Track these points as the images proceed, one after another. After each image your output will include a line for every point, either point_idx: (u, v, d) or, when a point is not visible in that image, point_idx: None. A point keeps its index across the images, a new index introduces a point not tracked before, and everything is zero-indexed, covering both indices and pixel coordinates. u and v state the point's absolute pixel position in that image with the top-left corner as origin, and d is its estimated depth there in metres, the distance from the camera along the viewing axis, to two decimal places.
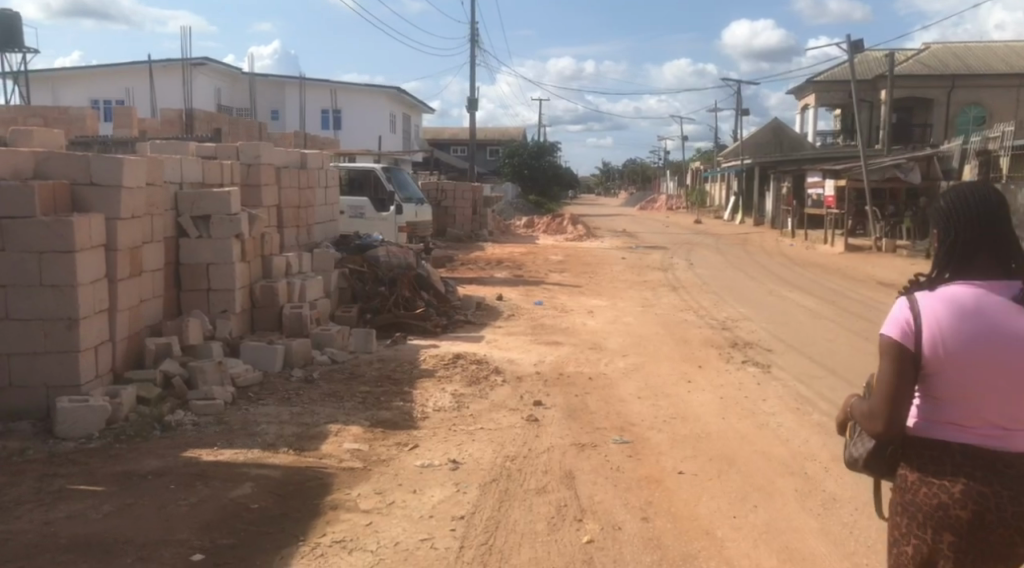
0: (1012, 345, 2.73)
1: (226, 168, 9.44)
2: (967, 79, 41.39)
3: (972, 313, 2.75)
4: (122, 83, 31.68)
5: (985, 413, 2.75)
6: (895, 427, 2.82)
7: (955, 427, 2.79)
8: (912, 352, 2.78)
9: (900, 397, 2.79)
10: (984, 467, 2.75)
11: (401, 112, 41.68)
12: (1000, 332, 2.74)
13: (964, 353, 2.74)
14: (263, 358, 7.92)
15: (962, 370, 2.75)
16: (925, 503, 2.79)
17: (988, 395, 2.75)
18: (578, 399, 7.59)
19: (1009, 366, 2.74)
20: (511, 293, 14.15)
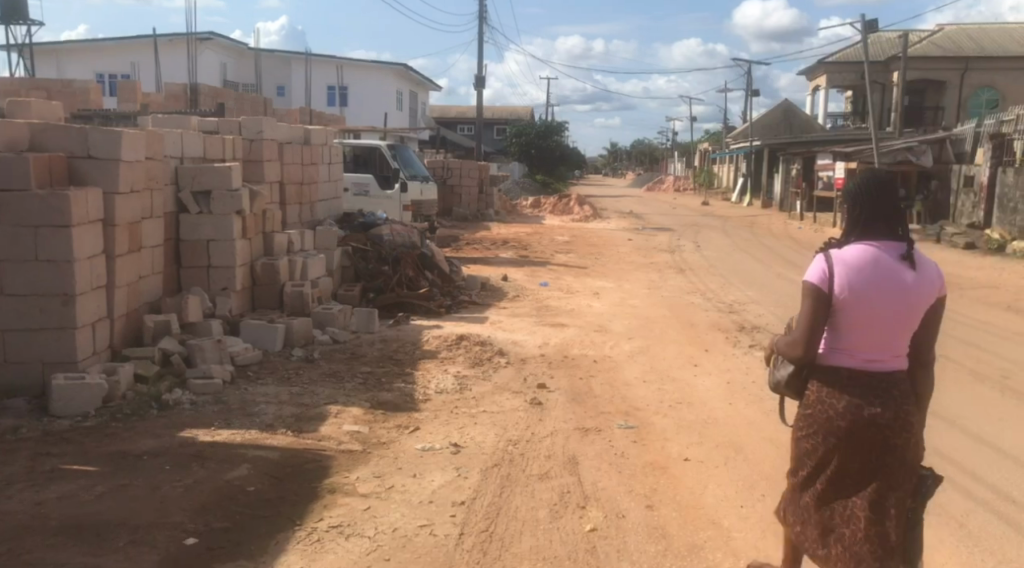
0: (896, 294, 3.38)
1: (227, 143, 9.30)
2: (982, 61, 41.00)
3: (869, 266, 3.38)
4: (127, 57, 31.47)
5: (871, 346, 3.39)
6: (808, 353, 3.43)
7: (851, 354, 3.41)
8: (824, 294, 3.39)
9: (813, 329, 3.40)
10: (869, 383, 3.40)
11: (407, 90, 41.42)
12: (889, 284, 3.38)
13: (862, 297, 3.38)
14: (264, 337, 7.82)
15: (858, 310, 3.38)
16: (822, 413, 3.43)
17: (876, 332, 3.39)
18: (582, 382, 7.47)
19: (893, 310, 3.38)
20: (516, 274, 14.02)
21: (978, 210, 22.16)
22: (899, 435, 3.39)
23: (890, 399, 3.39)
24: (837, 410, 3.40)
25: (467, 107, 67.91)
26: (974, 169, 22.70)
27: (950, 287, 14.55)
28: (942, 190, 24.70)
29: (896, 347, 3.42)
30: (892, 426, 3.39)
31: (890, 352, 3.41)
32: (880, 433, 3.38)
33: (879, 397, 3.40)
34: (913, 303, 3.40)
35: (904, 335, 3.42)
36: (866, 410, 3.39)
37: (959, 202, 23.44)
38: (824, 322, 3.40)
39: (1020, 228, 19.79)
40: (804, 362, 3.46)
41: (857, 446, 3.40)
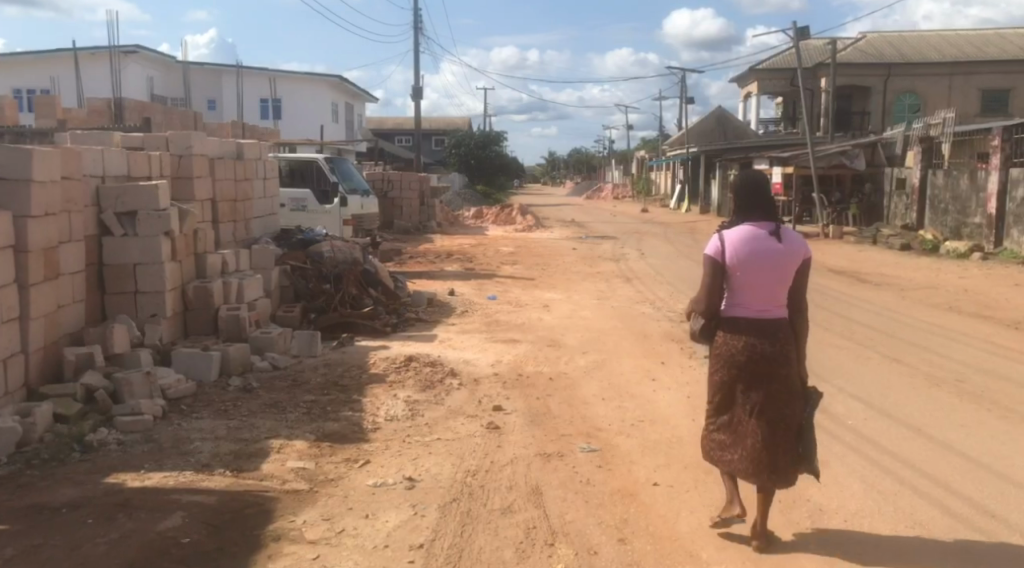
0: (771, 261, 4.44)
1: (154, 160, 8.76)
2: (903, 67, 41.79)
3: (749, 242, 4.47)
4: (47, 71, 30.37)
5: (758, 301, 4.45)
6: (710, 310, 4.53)
7: (742, 308, 4.48)
8: (718, 266, 4.47)
9: (710, 294, 4.50)
10: (757, 328, 4.46)
11: (343, 102, 40.85)
12: (764, 253, 4.45)
13: (745, 266, 4.45)
14: (198, 366, 7.31)
15: (743, 275, 4.45)
16: (725, 356, 4.51)
17: (759, 289, 4.45)
18: (539, 402, 7.09)
19: (770, 270, 4.44)
20: (462, 288, 13.62)
21: (911, 211, 22.40)
22: (781, 369, 4.45)
23: (775, 339, 4.46)
24: (732, 351, 4.49)
25: (405, 119, 67.40)
26: (905, 171, 22.96)
27: (893, 289, 14.54)
28: (876, 193, 24.95)
29: (777, 299, 4.47)
30: (778, 362, 4.45)
31: (772, 303, 4.46)
32: (768, 366, 4.43)
33: (766, 339, 4.46)
34: (787, 266, 4.46)
35: (783, 290, 4.48)
36: (757, 349, 4.45)
37: (893, 204, 23.65)
38: (721, 286, 4.48)
39: (952, 228, 20.02)
40: (709, 318, 4.55)
41: (752, 379, 4.46)
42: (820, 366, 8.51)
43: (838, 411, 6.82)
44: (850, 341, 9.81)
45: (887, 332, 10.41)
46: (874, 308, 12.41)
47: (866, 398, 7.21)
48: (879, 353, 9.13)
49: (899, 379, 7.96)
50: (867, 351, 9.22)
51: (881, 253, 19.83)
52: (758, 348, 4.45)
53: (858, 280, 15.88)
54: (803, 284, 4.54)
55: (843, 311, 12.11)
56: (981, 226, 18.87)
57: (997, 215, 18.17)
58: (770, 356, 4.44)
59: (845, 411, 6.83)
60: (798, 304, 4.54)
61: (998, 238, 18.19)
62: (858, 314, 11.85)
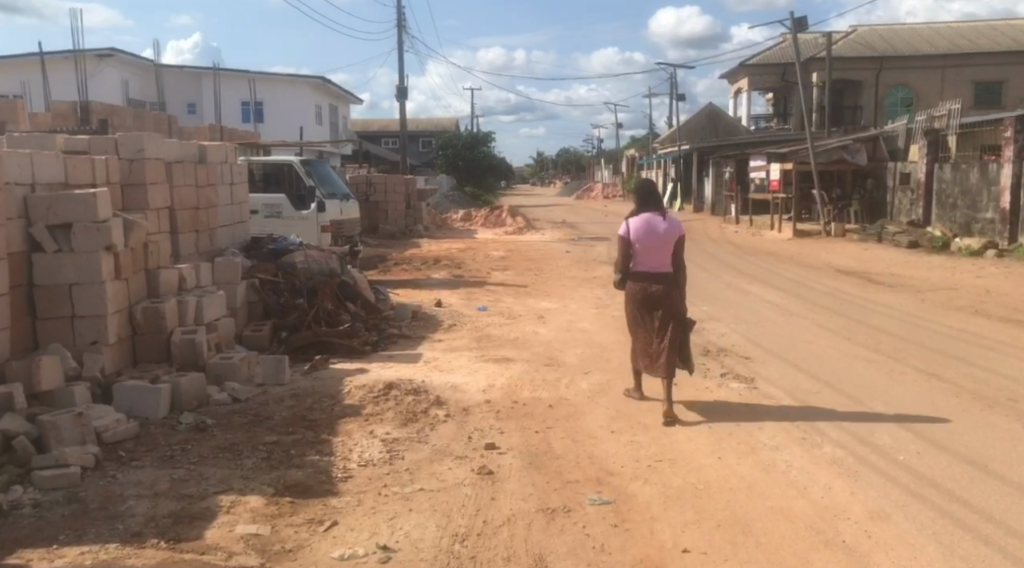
0: (659, 235, 6.52)
1: (97, 165, 7.78)
2: (895, 61, 41.02)
3: (644, 224, 6.56)
4: (18, 77, 29.26)
5: (651, 262, 6.52)
6: (622, 268, 6.65)
7: (643, 266, 6.57)
8: (626, 239, 6.59)
9: (621, 257, 6.61)
10: (652, 281, 6.55)
11: (327, 104, 39.79)
12: (655, 231, 6.54)
13: (643, 238, 6.55)
14: (144, 402, 6.33)
15: (640, 245, 6.55)
16: (632, 298, 6.63)
17: (650, 254, 6.54)
18: (538, 437, 6.13)
19: (659, 241, 6.53)
20: (450, 298, 12.65)
21: (916, 207, 21.51)
22: (665, 305, 6.56)
23: (662, 287, 6.54)
24: (637, 295, 6.59)
25: (390, 120, 66.41)
26: (909, 166, 22.06)
27: (908, 290, 13.63)
28: (879, 188, 24.03)
29: (663, 260, 6.55)
30: (665, 300, 6.55)
31: (661, 263, 6.54)
32: (658, 304, 6.56)
33: (659, 286, 6.55)
34: (670, 239, 6.53)
35: (668, 255, 6.55)
36: (651, 293, 6.54)
37: (896, 200, 22.77)
38: (627, 253, 6.59)
39: (962, 224, 19.12)
40: (623, 273, 6.66)
41: (648, 312, 6.59)
42: (852, 385, 7.54)
43: (884, 443, 5.86)
44: (876, 353, 8.85)
45: (915, 341, 9.46)
46: (892, 313, 11.49)
47: (913, 426, 6.24)
48: (913, 368, 8.15)
49: (942, 400, 7.02)
50: (898, 365, 8.28)
51: (888, 251, 18.91)
52: (653, 292, 6.54)
53: (869, 281, 14.96)
54: (684, 251, 6.61)
55: (862, 317, 11.14)
56: (993, 222, 17.98)
57: (1011, 211, 17.28)
58: (662, 297, 6.55)
59: (893, 442, 5.87)
60: (680, 265, 6.60)
61: (1011, 235, 17.33)
62: (878, 320, 10.92)
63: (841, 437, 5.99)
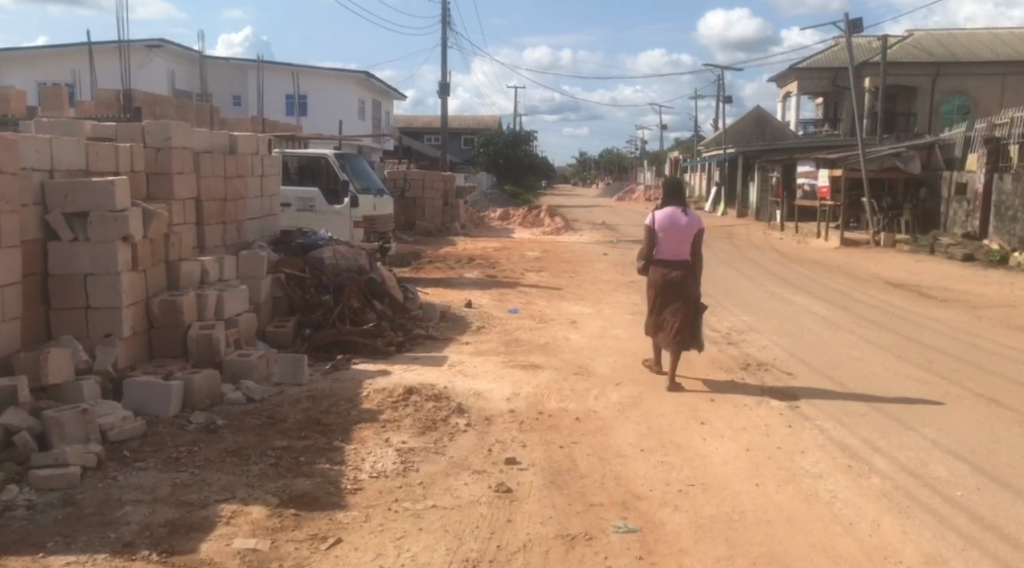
0: (679, 226, 7.48)
1: (120, 152, 7.57)
2: (952, 67, 39.97)
3: (668, 216, 7.51)
4: (67, 66, 29.48)
5: (672, 250, 7.45)
6: (646, 256, 7.59)
7: (663, 253, 7.51)
8: (650, 229, 7.54)
9: (647, 245, 7.57)
10: (671, 265, 7.48)
11: (370, 98, 39.69)
12: (677, 223, 7.49)
13: (665, 229, 7.50)
14: (154, 399, 6.10)
15: (663, 235, 7.50)
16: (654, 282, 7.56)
17: (670, 242, 7.49)
18: (563, 453, 5.80)
19: (679, 231, 7.48)
20: (482, 298, 12.33)
21: (972, 219, 20.78)
22: (680, 289, 7.49)
23: (678, 272, 7.47)
24: (659, 278, 7.51)
25: (433, 116, 66.27)
26: (967, 175, 21.32)
27: (962, 306, 13.07)
28: (932, 198, 23.28)
29: (682, 248, 7.48)
30: (681, 284, 7.48)
31: (679, 251, 7.48)
32: (674, 288, 7.49)
33: (676, 271, 7.47)
34: (690, 232, 7.47)
35: (685, 244, 7.48)
36: (670, 277, 7.47)
37: (951, 211, 22.06)
38: (652, 242, 7.55)
39: (1020, 237, 18.40)
40: (647, 260, 7.60)
41: (666, 293, 7.52)
42: (902, 407, 7.12)
43: (937, 476, 5.47)
44: (928, 373, 8.40)
45: (970, 362, 8.98)
46: (946, 330, 10.97)
47: (969, 458, 5.83)
48: (968, 391, 7.70)
49: (1001, 429, 6.57)
50: (953, 387, 7.82)
51: (940, 264, 18.25)
52: (672, 277, 7.47)
53: (920, 295, 14.38)
54: (701, 243, 7.53)
55: (913, 334, 10.65)
56: None
57: None
58: (678, 281, 7.48)
59: (948, 476, 5.48)
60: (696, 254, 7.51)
61: None
62: (931, 337, 10.42)
63: (890, 468, 5.60)
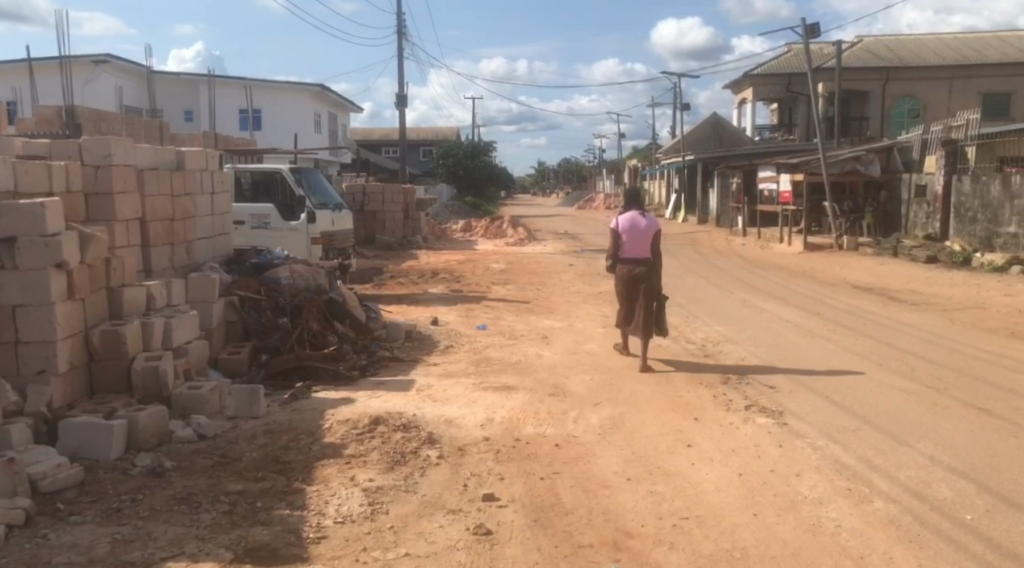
0: (640, 230, 8.37)
1: (54, 171, 7.01)
2: (901, 71, 40.27)
3: (631, 220, 8.38)
4: (10, 83, 28.59)
5: (634, 251, 8.34)
6: (613, 255, 8.49)
7: (628, 253, 8.40)
8: (616, 234, 8.42)
9: (612, 248, 8.46)
10: (635, 264, 8.38)
11: (326, 111, 39.07)
12: (639, 225, 8.37)
13: (628, 233, 8.39)
14: (94, 442, 5.55)
15: (626, 237, 8.38)
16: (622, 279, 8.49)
17: (633, 243, 8.38)
18: (543, 486, 5.35)
19: (640, 235, 8.36)
20: (447, 315, 11.85)
21: (933, 220, 20.70)
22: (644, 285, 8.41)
23: (641, 270, 8.39)
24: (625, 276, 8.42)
25: (391, 129, 65.73)
26: (926, 178, 21.26)
27: (933, 310, 12.84)
28: (893, 201, 23.21)
29: (644, 248, 8.37)
30: (644, 280, 8.43)
31: (642, 251, 8.37)
32: (639, 285, 8.42)
33: (640, 269, 8.39)
34: (650, 233, 8.35)
35: (646, 245, 8.37)
36: (635, 274, 8.40)
37: (911, 214, 22.00)
38: (617, 244, 8.44)
39: (982, 238, 18.31)
40: (614, 259, 8.49)
41: (633, 289, 8.45)
42: (892, 420, 6.74)
43: (943, 498, 5.08)
44: (912, 382, 8.04)
45: (953, 368, 8.65)
46: (923, 335, 10.69)
47: (973, 476, 5.45)
48: (957, 401, 7.34)
49: (998, 440, 6.23)
50: (942, 397, 7.47)
51: (904, 266, 18.11)
52: (637, 274, 8.39)
53: (890, 299, 14.14)
54: (661, 241, 8.45)
55: (890, 340, 10.34)
56: (1016, 236, 17.23)
57: None
58: (642, 278, 8.41)
59: (955, 498, 5.08)
60: (656, 253, 8.41)
61: None
62: (909, 343, 10.12)
63: (892, 490, 5.21)
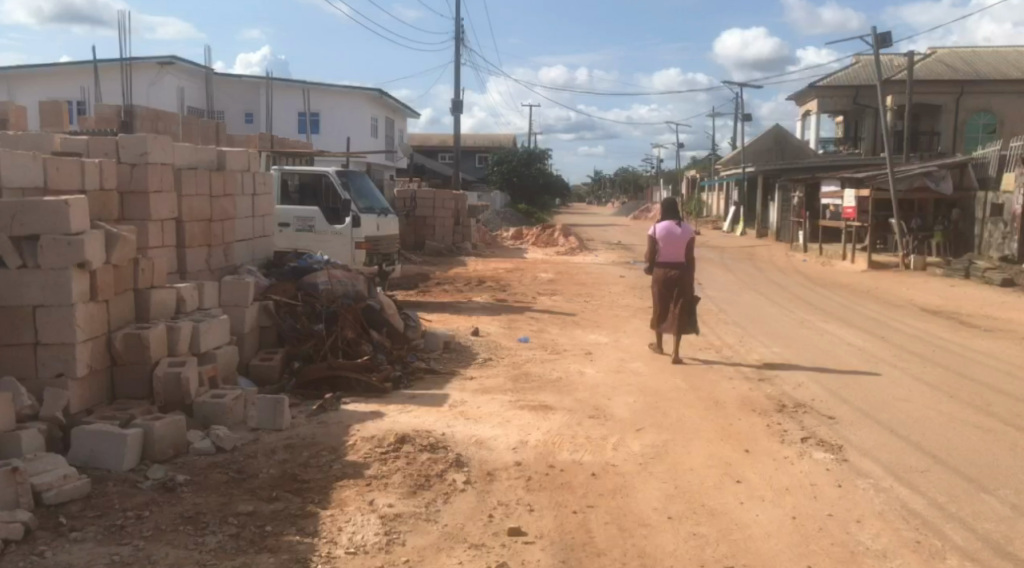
0: (673, 237, 9.23)
1: (88, 168, 6.82)
2: (976, 85, 38.99)
3: (667, 228, 9.27)
4: (76, 83, 29.00)
5: (669, 255, 9.21)
6: (650, 259, 9.37)
7: (663, 257, 9.28)
8: (652, 239, 9.29)
9: (649, 253, 9.33)
10: (670, 267, 9.25)
11: (384, 117, 39.09)
12: (674, 232, 9.25)
13: (663, 239, 9.26)
14: (105, 451, 5.30)
15: (662, 243, 9.25)
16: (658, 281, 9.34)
17: (666, 249, 9.25)
18: (577, 522, 4.98)
19: (674, 241, 9.23)
20: (489, 326, 11.51)
21: (1009, 241, 19.81)
22: (677, 287, 9.27)
23: (674, 274, 9.24)
24: (661, 278, 9.29)
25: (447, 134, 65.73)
26: (1004, 196, 20.34)
27: (1010, 337, 12.15)
28: (965, 220, 22.32)
29: (678, 253, 9.23)
30: (677, 283, 9.27)
31: (676, 256, 9.23)
32: (673, 287, 9.26)
33: (675, 272, 9.23)
34: (684, 240, 9.21)
35: (679, 251, 9.22)
36: (670, 277, 9.25)
37: (986, 233, 21.12)
38: (654, 249, 9.31)
39: None
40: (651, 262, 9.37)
41: (667, 290, 9.31)
42: (966, 461, 6.23)
43: None
44: (987, 417, 7.49)
45: None
46: (999, 364, 10.07)
47: None
48: None
49: None
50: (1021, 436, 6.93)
51: (977, 289, 17.32)
52: (671, 276, 9.25)
53: (962, 323, 13.46)
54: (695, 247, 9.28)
55: (962, 369, 9.73)
56: None
57: None
58: (677, 279, 9.26)
59: None
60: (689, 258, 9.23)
61: None
62: (983, 373, 9.52)
63: (969, 546, 4.75)
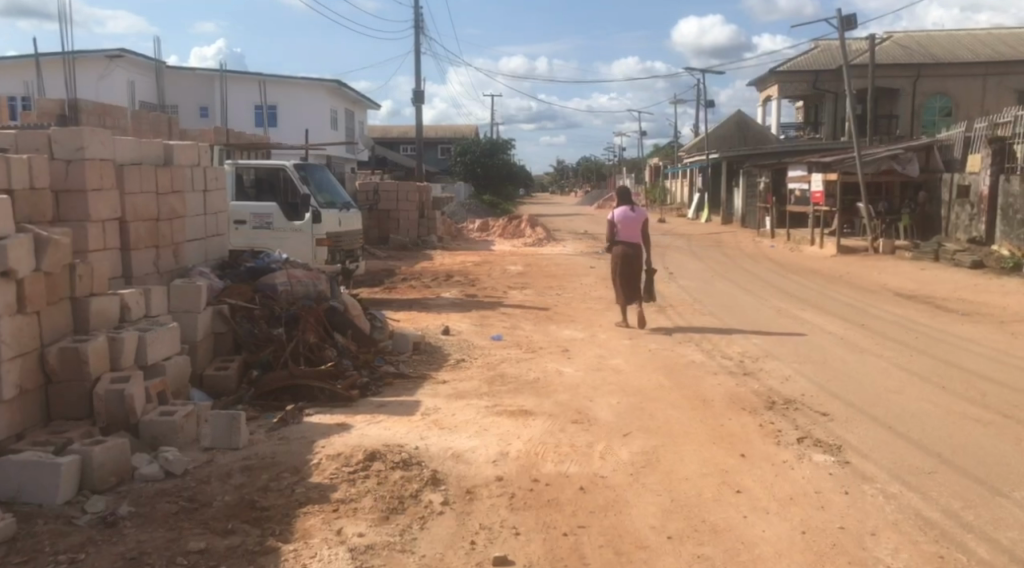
0: (629, 218, 10.03)
1: (14, 165, 6.18)
2: (934, 68, 39.00)
3: (623, 212, 10.07)
4: (18, 78, 27.89)
5: (626, 234, 9.98)
6: (609, 240, 10.11)
7: (620, 238, 10.04)
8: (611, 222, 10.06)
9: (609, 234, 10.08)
10: (627, 246, 10.01)
11: (343, 108, 38.29)
12: (630, 215, 10.06)
13: (621, 222, 10.04)
14: (37, 483, 4.71)
15: (620, 225, 10.02)
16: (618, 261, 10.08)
17: (623, 230, 10.03)
18: (568, 546, 4.49)
19: (630, 222, 10.02)
20: (460, 323, 10.97)
21: (978, 222, 19.62)
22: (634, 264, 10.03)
23: (631, 252, 10.01)
24: (620, 257, 10.05)
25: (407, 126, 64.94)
26: (970, 177, 20.13)
27: (989, 321, 11.84)
28: (932, 202, 22.13)
29: (633, 233, 10.02)
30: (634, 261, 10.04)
31: (632, 236, 10.02)
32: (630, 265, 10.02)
33: (631, 251, 10.00)
34: (639, 221, 10.02)
35: (635, 231, 10.01)
36: (627, 255, 10.01)
37: (953, 215, 20.95)
38: (612, 231, 10.07)
39: None
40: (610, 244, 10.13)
41: (625, 267, 10.04)
42: (975, 459, 5.81)
43: None
44: (985, 410, 7.09)
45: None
46: (984, 351, 9.73)
47: None
48: None
49: None
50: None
51: (949, 272, 17.07)
52: (628, 254, 10.01)
53: (939, 308, 13.13)
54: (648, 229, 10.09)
55: (949, 357, 9.35)
56: None
57: None
58: (633, 257, 10.04)
59: None
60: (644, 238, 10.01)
61: None
62: (971, 360, 9.16)
63: (995, 560, 4.33)
